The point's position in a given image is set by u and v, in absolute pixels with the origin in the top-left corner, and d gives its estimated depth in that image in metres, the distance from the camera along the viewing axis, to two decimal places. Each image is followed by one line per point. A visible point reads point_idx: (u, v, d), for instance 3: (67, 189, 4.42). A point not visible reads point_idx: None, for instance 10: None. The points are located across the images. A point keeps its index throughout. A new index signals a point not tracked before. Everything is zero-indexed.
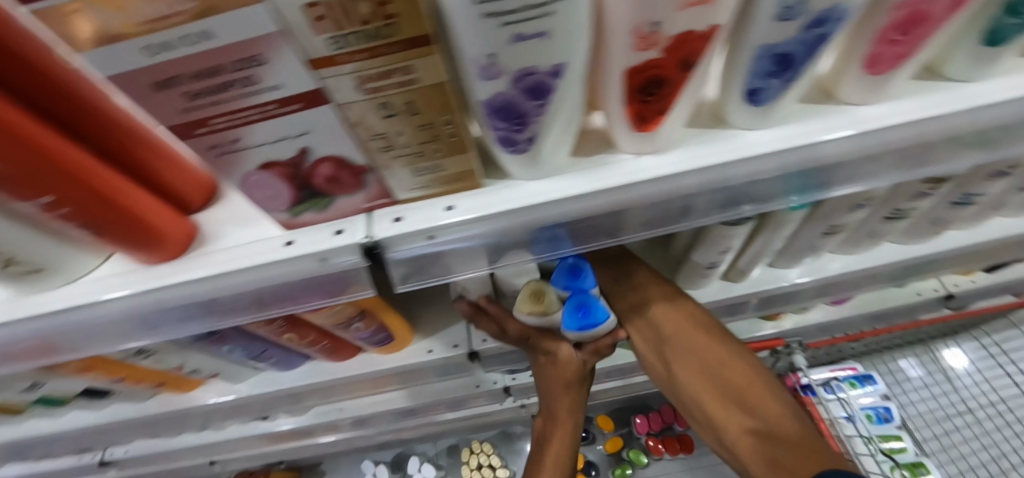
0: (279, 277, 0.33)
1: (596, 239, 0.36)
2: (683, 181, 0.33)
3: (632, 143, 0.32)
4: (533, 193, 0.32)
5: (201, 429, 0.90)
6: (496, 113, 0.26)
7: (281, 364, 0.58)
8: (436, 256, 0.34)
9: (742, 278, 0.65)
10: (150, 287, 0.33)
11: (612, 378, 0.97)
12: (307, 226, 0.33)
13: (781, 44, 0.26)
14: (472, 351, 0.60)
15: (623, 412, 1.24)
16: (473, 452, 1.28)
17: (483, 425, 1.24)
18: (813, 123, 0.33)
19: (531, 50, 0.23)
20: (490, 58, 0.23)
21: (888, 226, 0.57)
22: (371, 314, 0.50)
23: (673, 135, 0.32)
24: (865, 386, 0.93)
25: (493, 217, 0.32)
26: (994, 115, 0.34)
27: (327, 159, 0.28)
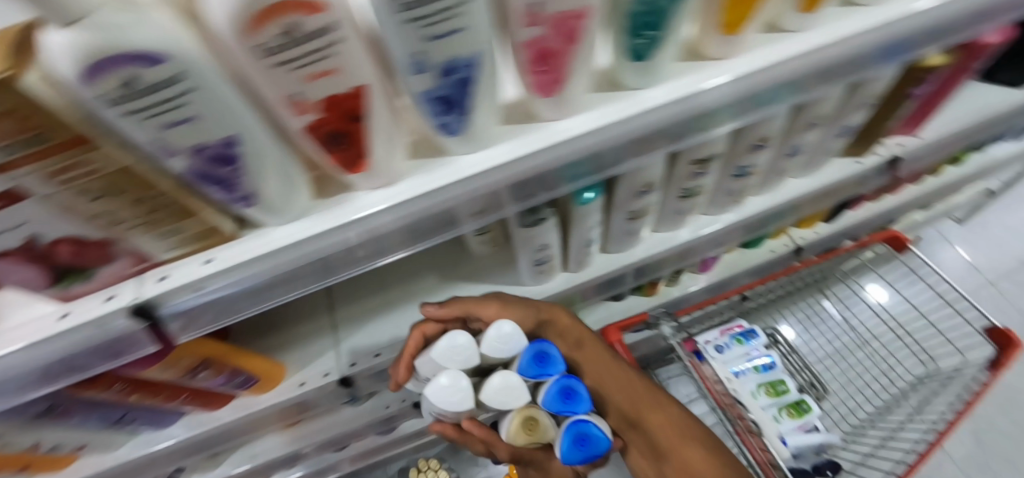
0: (64, 348, 0.36)
1: (364, 263, 0.42)
2: (412, 206, 0.39)
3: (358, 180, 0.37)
4: (279, 237, 0.38)
5: None
6: (200, 178, 0.30)
7: (150, 424, 0.60)
8: (212, 302, 0.39)
9: (584, 265, 0.72)
10: None
11: None
12: (82, 298, 0.37)
13: (435, 88, 0.31)
14: (342, 377, 0.67)
15: None
16: (419, 470, 1.30)
17: (423, 444, 1.27)
18: (515, 142, 0.40)
19: (194, 129, 0.26)
20: (157, 142, 0.26)
21: (687, 203, 0.65)
22: (220, 362, 0.55)
23: (395, 168, 0.38)
24: (751, 342, 0.93)
25: (249, 262, 0.38)
26: (675, 111, 0.40)
27: (61, 241, 0.31)
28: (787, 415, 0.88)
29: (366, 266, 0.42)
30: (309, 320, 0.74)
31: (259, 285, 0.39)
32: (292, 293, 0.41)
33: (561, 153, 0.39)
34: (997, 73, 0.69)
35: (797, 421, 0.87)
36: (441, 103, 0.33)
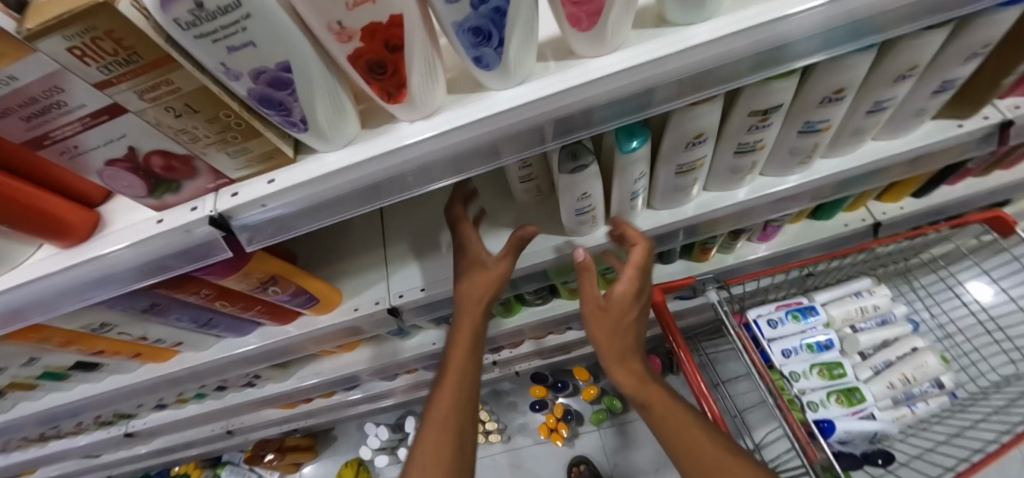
0: (246, 218, 0.46)
1: (506, 156, 0.44)
2: (564, 97, 0.39)
3: (498, 81, 0.39)
4: (329, 161, 0.43)
5: (204, 399, 1.20)
6: (468, 31, 0.34)
7: (231, 330, 0.82)
8: (343, 170, 0.43)
9: (689, 198, 0.70)
10: (123, 244, 0.46)
11: (567, 316, 1.08)
12: (246, 183, 0.45)
13: (468, 17, 0.33)
14: (392, 307, 0.77)
15: (599, 368, 1.65)
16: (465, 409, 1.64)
17: None
18: (662, 40, 0.38)
19: (458, 6, 0.31)
20: (339, 24, 0.31)
21: (807, 142, 0.61)
22: (282, 280, 0.68)
23: (621, 33, 0.37)
24: (807, 319, 1.06)
25: (375, 158, 0.42)
26: (714, 53, 0.39)
27: (209, 168, 0.42)
28: (836, 401, 1.00)
29: (499, 164, 0.45)
30: (368, 251, 0.83)
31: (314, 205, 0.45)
32: (396, 199, 0.48)
33: (708, 55, 0.38)
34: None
35: (846, 408, 0.99)
36: (471, 32, 0.34)
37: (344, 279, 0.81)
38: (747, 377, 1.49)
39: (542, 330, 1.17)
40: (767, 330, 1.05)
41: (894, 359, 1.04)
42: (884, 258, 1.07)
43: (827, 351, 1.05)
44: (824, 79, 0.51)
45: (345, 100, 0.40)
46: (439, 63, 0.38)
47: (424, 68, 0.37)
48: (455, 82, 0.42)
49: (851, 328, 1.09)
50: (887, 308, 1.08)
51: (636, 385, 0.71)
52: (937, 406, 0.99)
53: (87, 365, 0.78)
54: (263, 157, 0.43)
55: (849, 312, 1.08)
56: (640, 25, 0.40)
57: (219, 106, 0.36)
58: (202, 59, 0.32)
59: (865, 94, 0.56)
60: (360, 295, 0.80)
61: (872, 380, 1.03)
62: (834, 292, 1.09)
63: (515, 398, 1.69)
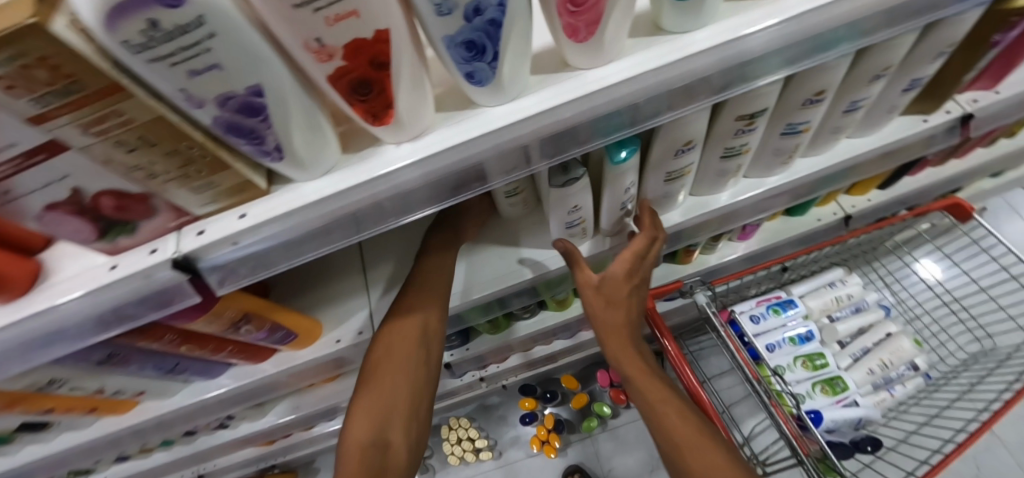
0: (216, 259, 0.41)
1: (495, 179, 0.43)
2: (560, 112, 0.37)
3: (490, 98, 0.36)
4: (308, 191, 0.39)
5: (171, 446, 1.10)
6: (461, 45, 0.31)
7: (200, 373, 0.75)
8: (322, 200, 0.39)
9: (676, 205, 0.70)
10: (72, 296, 0.40)
11: (556, 327, 1.06)
12: (213, 219, 0.41)
13: (459, 31, 0.30)
14: (375, 335, 0.74)
15: (586, 374, 1.64)
16: (453, 427, 1.59)
17: (460, 400, 1.56)
18: (661, 48, 0.37)
19: (451, 19, 0.29)
20: (318, 42, 0.28)
21: (789, 143, 0.62)
22: (257, 317, 0.63)
23: (619, 43, 0.36)
24: (788, 312, 1.08)
25: (358, 186, 0.39)
26: (711, 60, 0.38)
27: (169, 206, 0.38)
28: (821, 391, 1.03)
29: (489, 187, 0.43)
30: (348, 277, 0.78)
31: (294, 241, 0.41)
32: (386, 226, 0.44)
33: (705, 63, 0.37)
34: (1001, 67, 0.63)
35: (831, 397, 1.02)
36: (464, 47, 0.31)
37: (323, 309, 0.76)
38: (731, 371, 1.51)
39: (531, 342, 1.14)
40: (751, 326, 1.07)
41: (871, 345, 1.08)
42: (855, 248, 1.11)
43: (808, 343, 1.07)
44: (807, 83, 0.51)
45: (323, 123, 0.36)
46: (428, 78, 0.36)
47: (411, 85, 0.34)
48: (441, 97, 0.40)
49: (828, 318, 1.12)
50: (860, 296, 1.12)
51: (626, 356, 0.76)
52: (913, 388, 1.03)
53: (33, 427, 0.69)
54: (232, 191, 0.38)
55: (826, 302, 1.11)
56: (637, 34, 0.39)
57: (179, 137, 0.32)
58: (159, 87, 0.28)
59: (843, 94, 0.57)
60: (342, 325, 0.75)
61: (852, 368, 1.06)
62: (810, 284, 1.13)
63: (505, 412, 1.66)
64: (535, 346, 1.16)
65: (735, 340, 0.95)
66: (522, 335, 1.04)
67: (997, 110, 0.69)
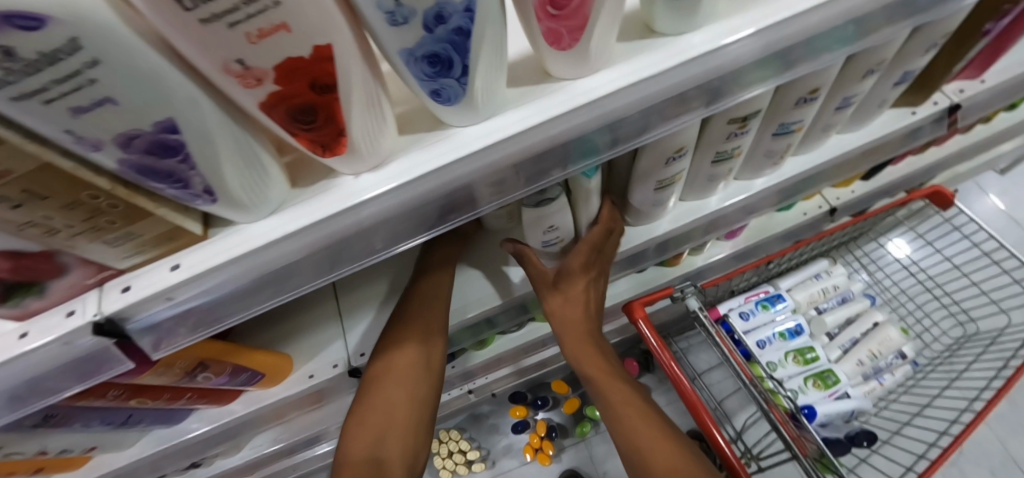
0: (150, 316, 0.35)
1: (479, 205, 0.40)
2: (544, 129, 0.32)
3: (462, 118, 0.31)
4: (253, 234, 0.33)
5: None
6: (424, 60, 0.26)
7: (158, 421, 0.68)
8: (271, 244, 0.33)
9: (666, 211, 0.67)
10: None
11: (545, 338, 1.02)
12: (142, 271, 0.34)
13: (420, 44, 0.25)
14: (351, 368, 0.68)
15: (577, 376, 1.61)
16: (443, 441, 1.53)
17: (449, 413, 1.50)
18: (653, 53, 0.33)
19: (408, 31, 0.24)
20: (241, 64, 0.22)
21: (781, 144, 0.59)
22: (215, 363, 0.56)
23: (608, 50, 0.31)
24: (776, 307, 1.07)
25: (312, 226, 0.33)
26: (711, 65, 0.33)
27: (82, 262, 0.32)
28: (813, 386, 1.02)
29: (478, 212, 0.40)
30: (317, 304, 0.72)
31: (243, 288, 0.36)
32: (355, 265, 0.40)
33: (705, 69, 0.33)
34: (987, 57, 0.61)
35: (824, 391, 1.01)
36: (427, 61, 0.26)
37: (293, 342, 0.70)
38: (720, 365, 1.50)
39: (519, 354, 1.10)
40: (741, 323, 1.05)
41: (858, 335, 1.08)
42: (838, 239, 1.10)
43: (798, 337, 1.06)
44: (802, 82, 0.48)
45: (263, 155, 0.30)
46: (386, 97, 0.30)
47: (366, 109, 0.28)
48: (401, 115, 0.34)
49: (816, 309, 1.11)
50: (845, 286, 1.12)
51: (582, 351, 0.71)
52: (901, 376, 1.04)
53: None
54: (161, 239, 0.32)
55: (813, 295, 1.10)
56: (626, 37, 0.34)
57: (78, 187, 0.26)
58: (36, 132, 0.21)
59: (837, 91, 0.54)
60: (315, 358, 0.69)
61: (841, 361, 1.06)
62: (796, 277, 1.12)
63: (496, 420, 1.61)
64: (523, 356, 1.12)
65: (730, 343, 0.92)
66: (509, 349, 0.99)
67: (981, 99, 0.68)
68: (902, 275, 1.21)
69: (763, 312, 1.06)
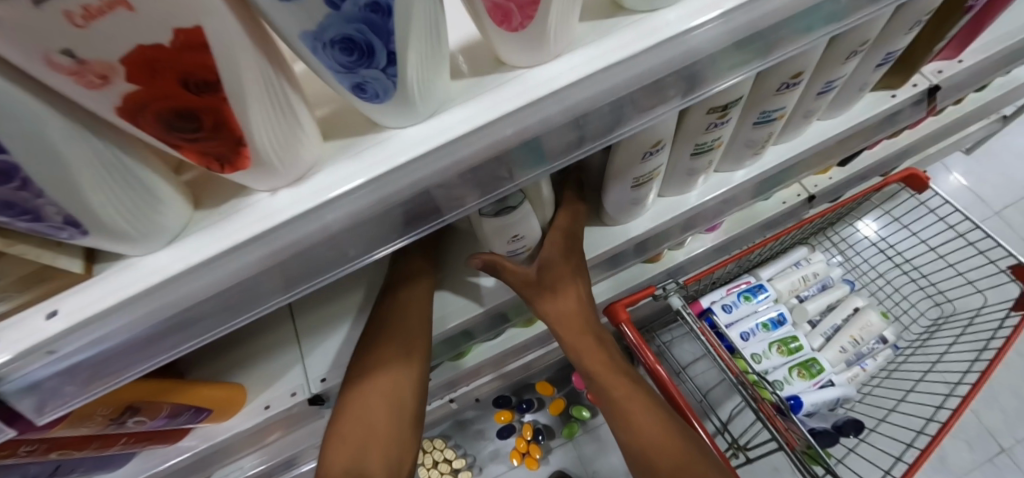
0: (26, 377, 0.28)
1: (434, 217, 0.34)
2: (499, 129, 0.27)
3: (397, 118, 0.26)
4: (148, 270, 0.27)
5: None
6: (335, 46, 0.20)
7: (92, 470, 0.60)
8: (171, 282, 0.27)
9: (644, 210, 0.63)
10: None
11: (524, 343, 0.97)
12: (11, 322, 0.27)
13: (325, 25, 0.19)
14: (311, 395, 0.62)
15: (561, 376, 1.57)
16: (427, 451, 1.47)
17: (431, 423, 1.44)
18: (624, 34, 0.28)
19: (304, 8, 0.18)
20: (70, 56, 0.16)
21: (761, 133, 0.55)
22: (149, 405, 0.49)
23: (570, 31, 0.26)
24: (758, 298, 1.05)
25: (223, 257, 0.27)
26: (691, 47, 0.29)
27: None
28: (798, 376, 1.00)
29: (436, 223, 0.35)
30: (272, 326, 0.65)
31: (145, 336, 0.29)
32: (281, 299, 0.33)
33: (683, 52, 0.29)
34: (965, 37, 0.59)
35: (808, 380, 1.00)
36: (339, 49, 0.20)
37: (245, 371, 0.63)
38: (704, 356, 1.48)
39: (499, 361, 1.05)
40: (724, 316, 1.03)
41: (840, 321, 1.07)
42: (816, 226, 1.09)
43: (781, 327, 1.05)
44: (785, 66, 0.44)
45: (145, 173, 0.24)
46: (300, 96, 0.24)
47: (270, 110, 0.22)
48: (324, 115, 0.29)
49: (797, 298, 1.10)
50: (825, 273, 1.11)
51: (584, 347, 0.66)
52: (884, 360, 1.03)
53: None
54: (25, 278, 0.26)
55: (794, 283, 1.09)
56: (591, 17, 0.29)
57: None
58: None
59: (820, 74, 0.50)
60: (271, 387, 0.62)
61: (824, 349, 1.05)
62: (776, 265, 1.10)
63: (481, 426, 1.56)
64: (503, 362, 1.07)
65: (714, 339, 0.89)
66: (488, 357, 0.94)
67: (958, 80, 0.66)
68: (877, 257, 1.21)
69: (746, 304, 1.03)
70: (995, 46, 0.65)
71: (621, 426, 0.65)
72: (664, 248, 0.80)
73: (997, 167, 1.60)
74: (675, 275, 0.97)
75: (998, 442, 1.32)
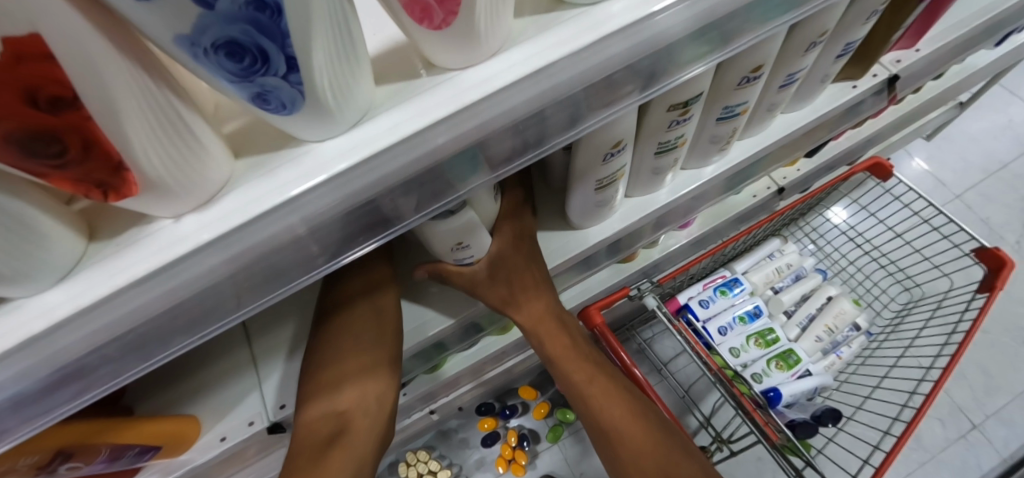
0: None
1: (376, 233, 0.32)
2: (432, 138, 0.25)
3: (313, 130, 0.23)
4: (37, 312, 0.24)
5: None
6: (220, 52, 0.17)
7: None
8: (66, 326, 0.24)
9: (612, 211, 0.61)
10: None
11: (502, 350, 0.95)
12: None
13: (202, 26, 0.16)
14: (271, 422, 0.58)
15: (545, 379, 1.55)
16: (411, 464, 1.43)
17: (414, 435, 1.40)
18: (564, 29, 0.26)
19: (168, 7, 0.15)
20: None
21: (726, 128, 0.54)
22: (89, 447, 0.45)
23: (503, 27, 0.24)
24: (734, 292, 1.05)
25: (127, 293, 0.24)
26: (639, 39, 0.27)
27: None
28: (777, 367, 1.01)
29: (379, 239, 0.32)
30: (226, 351, 0.61)
31: (33, 391, 0.25)
32: (193, 340, 0.30)
33: (630, 46, 0.27)
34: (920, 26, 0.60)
35: (787, 371, 1.00)
36: (226, 54, 0.17)
37: (198, 400, 0.59)
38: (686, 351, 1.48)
39: (477, 369, 1.02)
40: (702, 311, 1.02)
41: (814, 310, 1.08)
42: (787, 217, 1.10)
43: (758, 319, 1.05)
44: (744, 58, 0.43)
45: (22, 205, 0.20)
46: (196, 108, 0.21)
47: (153, 124, 0.19)
48: (234, 129, 0.26)
49: (772, 289, 1.11)
50: (798, 263, 1.12)
51: (553, 344, 0.64)
52: (858, 346, 1.05)
53: None
54: None
55: (768, 275, 1.09)
56: (528, 13, 0.27)
57: None
58: None
59: (781, 66, 0.49)
60: (226, 417, 0.59)
61: (800, 338, 1.06)
62: (750, 258, 1.11)
63: (465, 435, 1.53)
64: (481, 371, 1.05)
65: (692, 337, 0.88)
66: (465, 367, 0.92)
67: (917, 69, 0.66)
68: (847, 245, 1.23)
69: (723, 298, 1.03)
70: (949, 35, 0.66)
71: (584, 414, 0.63)
72: (637, 247, 0.79)
73: (956, 152, 1.65)
74: (650, 273, 0.96)
75: (970, 418, 1.36)
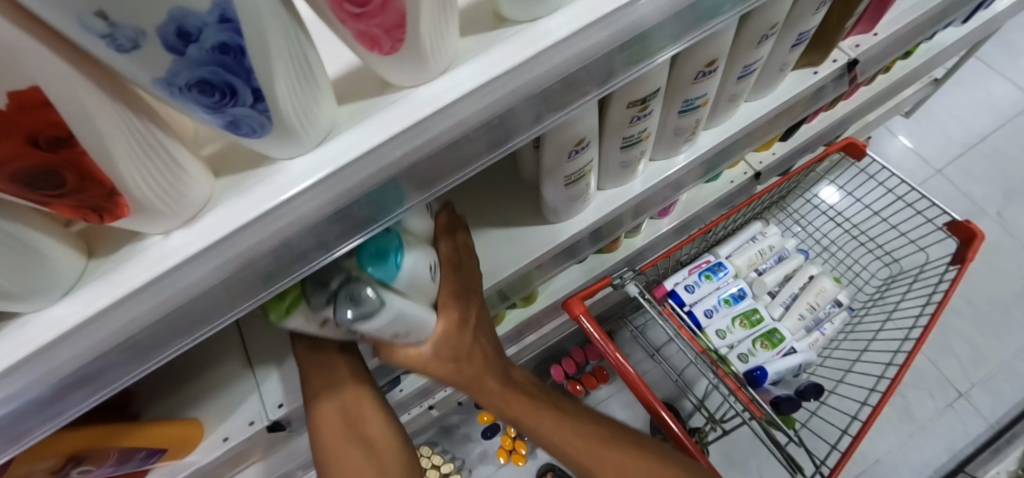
0: None
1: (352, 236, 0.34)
2: (391, 149, 0.27)
3: (282, 150, 0.26)
4: (44, 325, 0.26)
5: None
6: (193, 89, 0.20)
7: None
8: (71, 334, 0.26)
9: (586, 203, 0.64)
10: None
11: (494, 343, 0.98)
12: None
13: (176, 70, 0.19)
14: (271, 422, 0.61)
15: None
16: None
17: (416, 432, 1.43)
18: (508, 44, 0.28)
19: (147, 58, 0.18)
20: None
21: (689, 120, 0.57)
22: (98, 452, 0.47)
23: (449, 47, 0.26)
24: (718, 275, 1.08)
25: (126, 303, 0.27)
26: (578, 49, 0.30)
27: None
28: (762, 346, 1.04)
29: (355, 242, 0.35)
30: (225, 356, 0.64)
31: (45, 395, 0.28)
32: (189, 344, 0.33)
33: (569, 56, 0.29)
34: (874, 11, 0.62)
35: (772, 350, 1.03)
36: (199, 91, 0.20)
37: (200, 405, 0.61)
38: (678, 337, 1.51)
39: None
40: (687, 296, 1.05)
41: (796, 290, 1.11)
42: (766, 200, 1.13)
43: (742, 301, 1.08)
44: (694, 54, 0.45)
45: (22, 228, 0.23)
46: (174, 139, 0.24)
47: (136, 156, 0.22)
48: (212, 153, 0.28)
49: (756, 271, 1.14)
50: (780, 245, 1.14)
51: (494, 395, 0.61)
52: (841, 322, 1.08)
53: None
54: None
55: (752, 258, 1.12)
56: (475, 30, 0.30)
57: None
58: None
59: (735, 59, 0.52)
60: (228, 419, 0.61)
61: (784, 318, 1.09)
62: (733, 242, 1.13)
63: (467, 429, 1.56)
64: None
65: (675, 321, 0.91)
66: None
67: (875, 52, 0.69)
68: (828, 224, 1.26)
69: (707, 282, 1.06)
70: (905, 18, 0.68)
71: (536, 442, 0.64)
72: (617, 237, 0.81)
73: (935, 127, 1.68)
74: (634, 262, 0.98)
75: (956, 388, 1.40)
